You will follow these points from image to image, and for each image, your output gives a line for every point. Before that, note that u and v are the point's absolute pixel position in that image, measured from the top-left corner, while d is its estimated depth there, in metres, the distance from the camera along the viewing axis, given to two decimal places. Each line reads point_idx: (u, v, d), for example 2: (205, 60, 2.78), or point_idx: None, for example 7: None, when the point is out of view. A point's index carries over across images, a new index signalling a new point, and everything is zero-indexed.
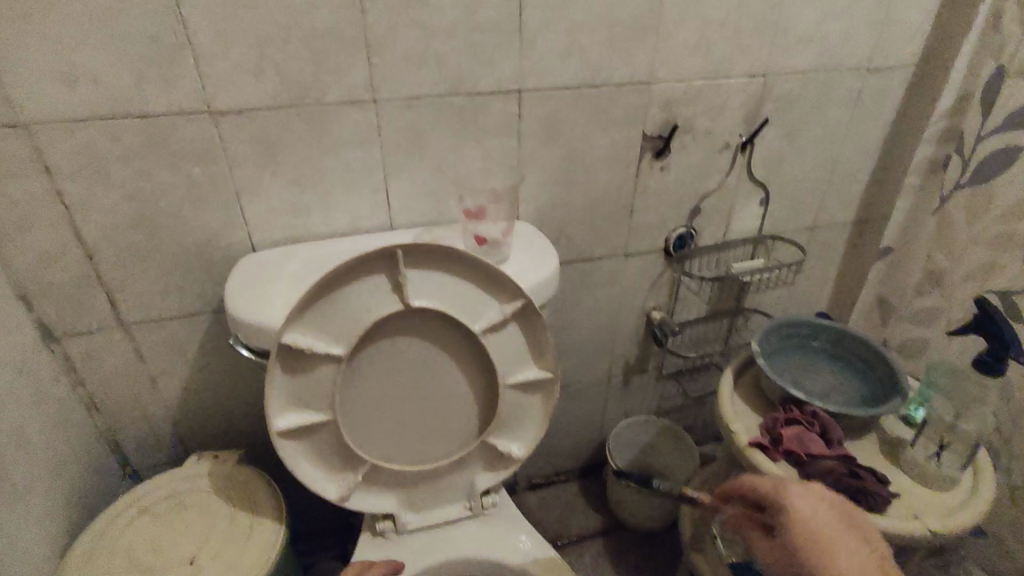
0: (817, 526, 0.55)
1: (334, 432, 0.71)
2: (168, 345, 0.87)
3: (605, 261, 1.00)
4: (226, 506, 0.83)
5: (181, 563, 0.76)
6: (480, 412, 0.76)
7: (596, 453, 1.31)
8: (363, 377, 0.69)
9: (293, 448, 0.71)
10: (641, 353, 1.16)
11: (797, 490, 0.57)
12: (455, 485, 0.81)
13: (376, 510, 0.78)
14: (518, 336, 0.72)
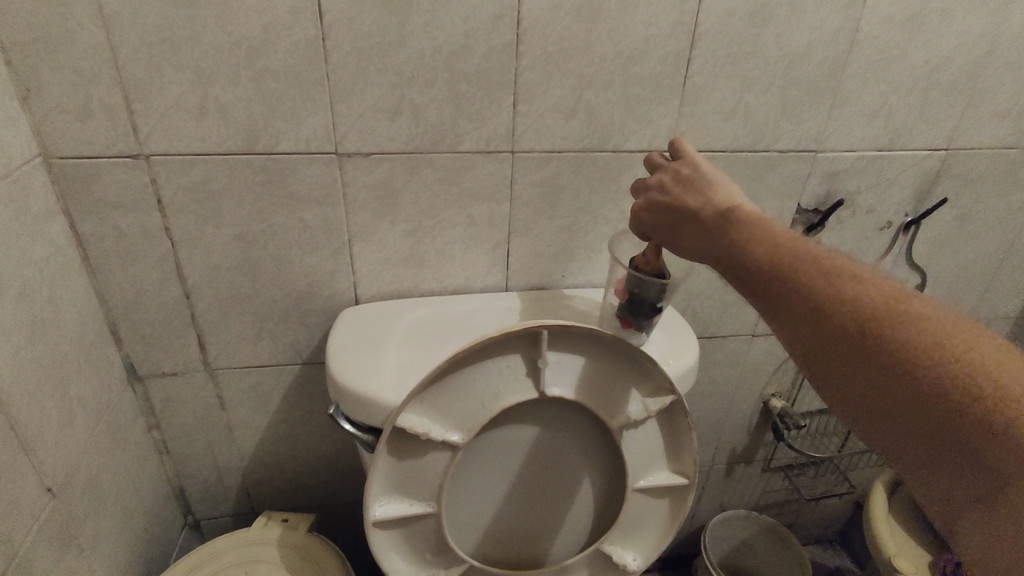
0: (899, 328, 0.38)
1: (435, 524, 0.61)
2: (253, 393, 0.80)
3: (728, 340, 0.89)
4: None
5: None
6: (596, 511, 0.66)
7: (683, 544, 1.18)
8: (475, 462, 0.60)
9: (386, 538, 0.62)
10: (750, 442, 1.03)
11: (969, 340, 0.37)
12: None
13: None
14: (655, 435, 0.62)
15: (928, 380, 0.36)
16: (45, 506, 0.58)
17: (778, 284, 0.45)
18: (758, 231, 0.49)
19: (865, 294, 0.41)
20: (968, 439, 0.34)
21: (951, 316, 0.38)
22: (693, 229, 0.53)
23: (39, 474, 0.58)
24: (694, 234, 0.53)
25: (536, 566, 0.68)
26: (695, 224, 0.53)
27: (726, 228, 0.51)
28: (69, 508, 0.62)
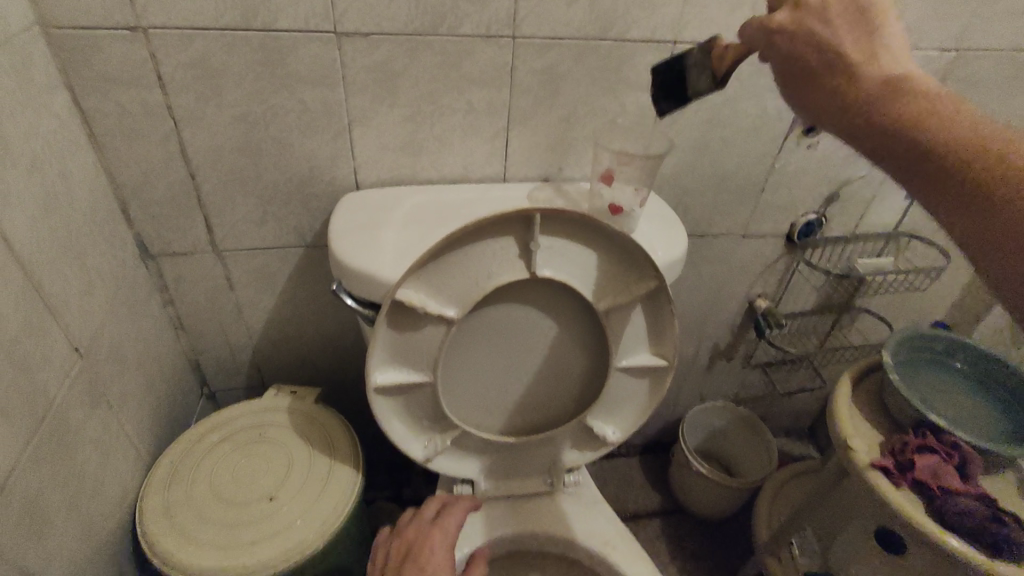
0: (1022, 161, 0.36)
1: (432, 393, 0.67)
2: (261, 274, 0.84)
3: (719, 239, 0.92)
4: (306, 446, 0.82)
5: (261, 500, 0.75)
6: (580, 389, 0.72)
7: (663, 431, 1.28)
8: (469, 339, 0.65)
9: (387, 405, 0.68)
10: (732, 339, 1.09)
11: None
12: (541, 458, 0.78)
13: (459, 473, 0.76)
14: (640, 322, 0.65)
15: None
16: (75, 366, 0.63)
17: (947, 176, 0.38)
18: (916, 96, 0.40)
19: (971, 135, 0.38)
20: None
21: None
22: (829, 87, 0.43)
23: (67, 335, 0.62)
24: (829, 96, 0.43)
25: (524, 435, 0.75)
26: (835, 81, 0.42)
27: (887, 93, 0.40)
28: (97, 369, 0.68)
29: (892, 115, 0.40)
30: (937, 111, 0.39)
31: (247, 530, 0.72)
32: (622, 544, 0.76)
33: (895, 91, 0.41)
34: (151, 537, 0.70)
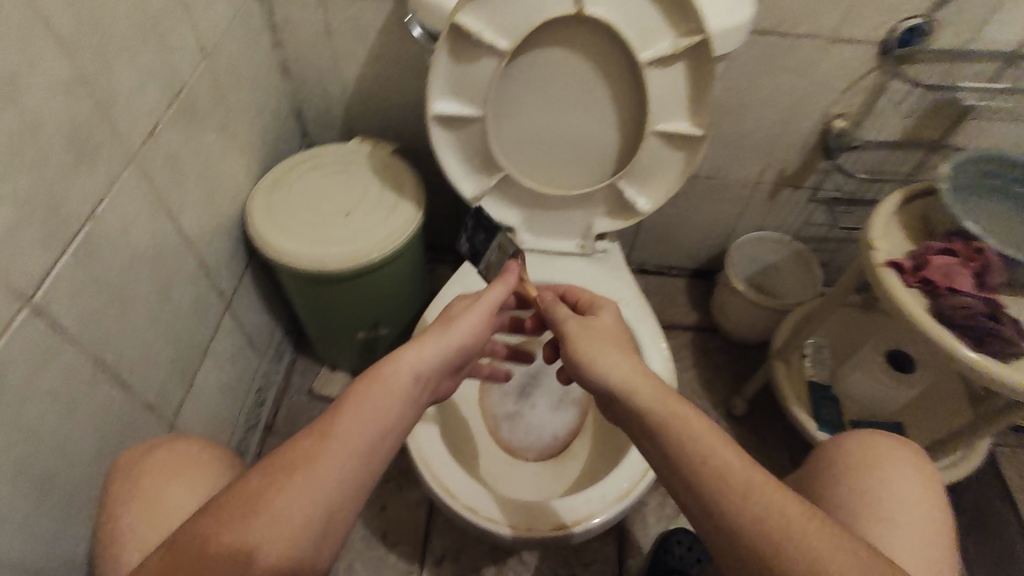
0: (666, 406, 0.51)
1: (482, 129, 0.76)
2: (354, 25, 0.93)
3: (805, 41, 0.87)
4: (379, 183, 0.95)
5: (338, 214, 0.90)
6: (618, 151, 0.78)
7: (715, 259, 1.31)
8: (520, 80, 0.72)
9: (443, 136, 0.78)
10: (803, 165, 1.06)
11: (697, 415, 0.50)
12: (574, 220, 0.87)
13: (501, 219, 0.87)
14: (681, 82, 0.69)
15: (690, 457, 0.47)
16: (199, 62, 0.77)
17: (674, 452, 0.48)
18: (652, 393, 0.53)
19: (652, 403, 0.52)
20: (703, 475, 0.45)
21: (717, 447, 0.47)
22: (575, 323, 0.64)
23: (194, 33, 0.75)
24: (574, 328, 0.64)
25: (560, 191, 0.83)
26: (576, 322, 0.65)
27: (603, 342, 0.61)
28: (216, 74, 0.82)
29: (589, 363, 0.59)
30: (673, 414, 0.50)
31: (325, 233, 0.88)
32: (633, 304, 0.86)
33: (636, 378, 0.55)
34: (253, 225, 0.88)
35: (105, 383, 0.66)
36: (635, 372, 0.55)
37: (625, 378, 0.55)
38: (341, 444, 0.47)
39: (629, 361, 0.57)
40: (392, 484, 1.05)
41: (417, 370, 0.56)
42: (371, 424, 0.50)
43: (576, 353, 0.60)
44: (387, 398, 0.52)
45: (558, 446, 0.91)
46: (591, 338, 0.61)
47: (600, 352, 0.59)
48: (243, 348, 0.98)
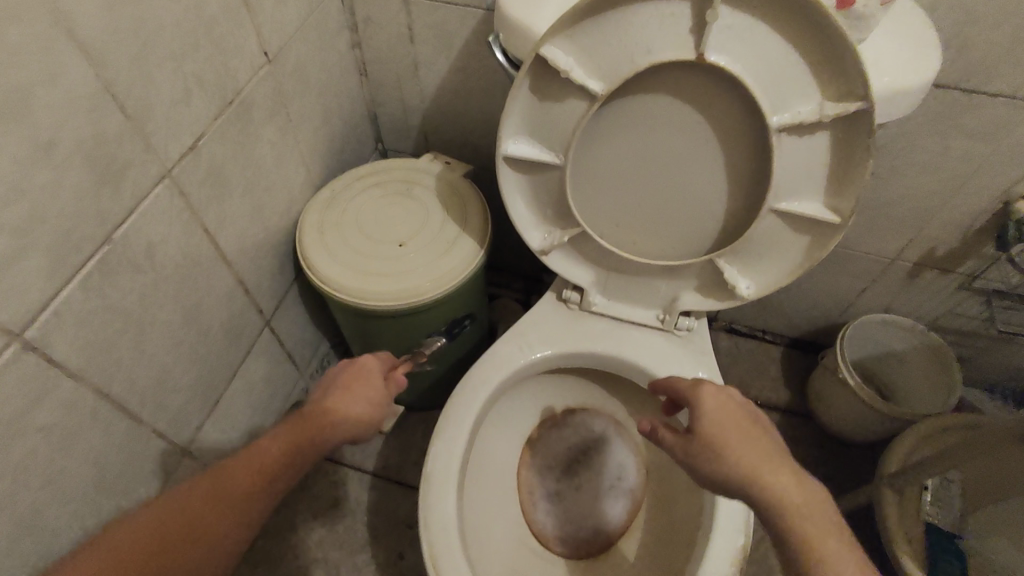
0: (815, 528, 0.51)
1: (559, 178, 0.63)
2: (440, 32, 0.83)
3: (995, 104, 0.68)
4: (443, 210, 0.85)
5: (392, 243, 0.82)
6: (722, 224, 0.63)
7: (822, 332, 1.12)
8: (611, 130, 0.58)
9: (513, 180, 0.66)
10: (959, 248, 0.86)
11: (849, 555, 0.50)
12: (657, 290, 0.74)
13: (571, 277, 0.75)
14: (822, 154, 0.53)
15: None
16: (261, 67, 0.70)
17: None
18: (803, 506, 0.53)
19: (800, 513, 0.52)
20: None
21: None
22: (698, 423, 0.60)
23: (259, 35, 0.68)
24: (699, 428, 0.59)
25: (643, 257, 0.70)
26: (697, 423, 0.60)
27: (720, 438, 0.57)
28: (281, 79, 0.74)
29: (717, 464, 0.57)
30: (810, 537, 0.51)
31: (375, 263, 0.80)
32: None
33: (776, 480, 0.54)
34: (302, 245, 0.81)
35: (109, 415, 0.61)
36: (776, 477, 0.54)
37: (764, 476, 0.54)
38: (183, 543, 0.52)
39: (762, 460, 0.56)
40: (416, 532, 0.97)
41: (269, 464, 0.58)
42: (208, 523, 0.54)
43: (701, 456, 0.58)
44: (249, 500, 0.56)
45: (599, 543, 0.79)
46: (721, 429, 0.58)
47: (728, 450, 0.56)
48: (281, 364, 0.92)
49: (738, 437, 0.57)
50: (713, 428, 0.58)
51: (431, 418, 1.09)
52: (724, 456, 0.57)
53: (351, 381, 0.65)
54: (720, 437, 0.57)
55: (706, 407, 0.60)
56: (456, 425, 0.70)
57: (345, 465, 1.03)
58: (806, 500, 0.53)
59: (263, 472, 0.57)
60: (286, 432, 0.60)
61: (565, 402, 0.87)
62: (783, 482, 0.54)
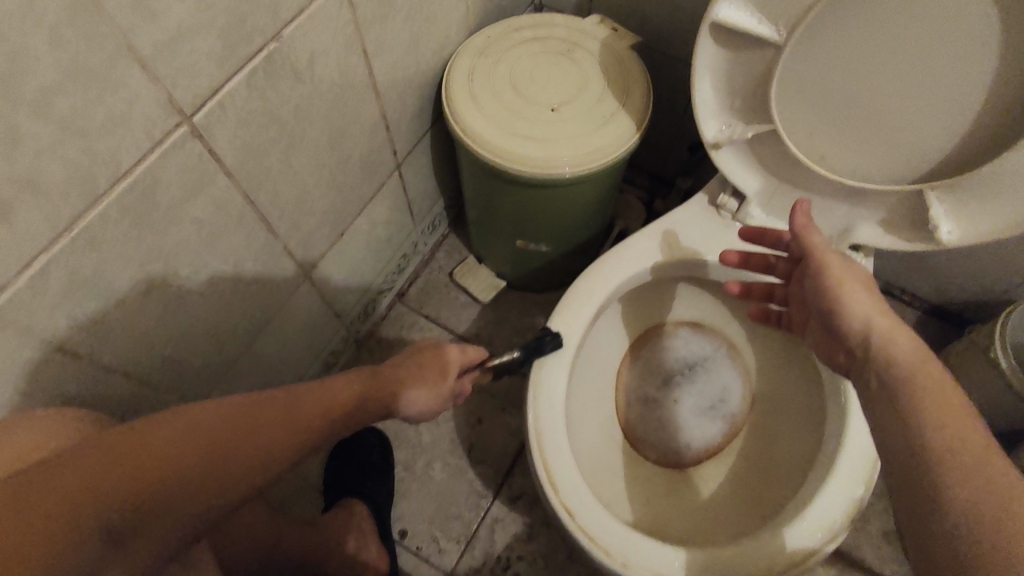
0: (919, 374, 0.46)
1: (769, 59, 0.56)
2: None
3: None
4: (603, 80, 0.77)
5: (544, 106, 0.75)
6: (950, 149, 0.54)
7: (973, 303, 1.00)
8: (862, 10, 0.49)
9: (711, 54, 0.59)
10: None
11: (955, 406, 0.44)
12: (832, 214, 0.65)
13: (737, 180, 0.67)
14: None
15: (940, 441, 0.42)
16: None
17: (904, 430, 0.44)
18: (913, 360, 0.48)
19: (907, 364, 0.48)
20: (942, 462, 0.41)
21: (968, 436, 0.42)
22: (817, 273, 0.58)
23: None
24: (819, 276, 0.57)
25: (833, 173, 0.61)
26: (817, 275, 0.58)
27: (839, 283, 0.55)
28: None
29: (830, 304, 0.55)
30: (912, 382, 0.46)
31: (523, 123, 0.74)
32: None
33: (891, 334, 0.50)
34: (450, 90, 0.76)
35: (251, 222, 0.61)
36: (892, 332, 0.50)
37: (878, 327, 0.51)
38: (192, 441, 0.41)
39: (887, 317, 0.52)
40: (496, 401, 1.00)
41: (290, 427, 0.46)
42: (201, 489, 0.41)
43: (822, 293, 0.56)
44: (239, 447, 0.43)
45: (688, 458, 0.77)
46: (848, 282, 0.55)
47: (849, 298, 0.54)
48: (400, 212, 0.91)
49: (863, 293, 0.54)
50: (837, 277, 0.56)
51: (529, 298, 1.08)
52: (839, 302, 0.54)
53: (426, 365, 0.58)
54: (842, 282, 0.55)
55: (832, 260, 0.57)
56: (580, 307, 0.67)
57: (440, 325, 1.05)
58: (920, 359, 0.48)
59: (281, 431, 0.45)
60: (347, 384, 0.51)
61: (681, 314, 0.83)
62: (899, 339, 0.50)
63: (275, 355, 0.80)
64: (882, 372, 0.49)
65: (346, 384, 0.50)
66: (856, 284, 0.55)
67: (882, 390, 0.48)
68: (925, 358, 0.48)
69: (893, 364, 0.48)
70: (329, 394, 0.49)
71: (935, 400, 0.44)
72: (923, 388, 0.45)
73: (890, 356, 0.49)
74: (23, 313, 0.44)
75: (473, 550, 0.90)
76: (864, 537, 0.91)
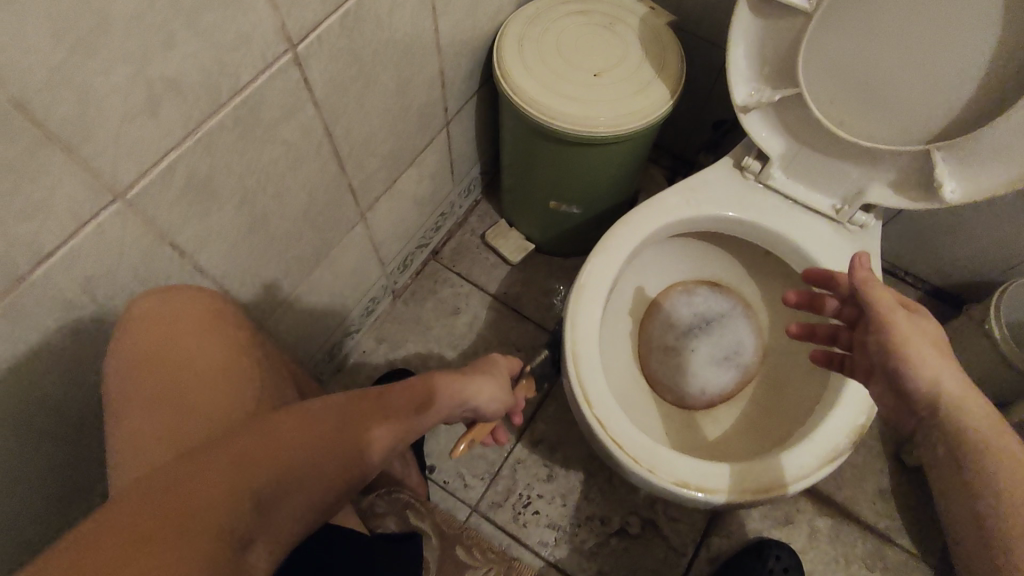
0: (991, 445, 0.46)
1: (798, 27, 0.63)
2: None
3: None
4: (641, 51, 0.84)
5: (586, 71, 0.82)
6: (954, 113, 0.61)
7: (972, 285, 1.07)
8: None
9: (746, 23, 0.66)
10: None
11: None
12: (846, 176, 0.72)
13: (761, 142, 0.74)
14: None
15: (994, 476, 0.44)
16: None
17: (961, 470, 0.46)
18: (985, 423, 0.47)
19: (981, 430, 0.47)
20: (993, 495, 0.44)
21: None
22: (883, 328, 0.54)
23: None
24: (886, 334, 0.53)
25: (850, 135, 0.68)
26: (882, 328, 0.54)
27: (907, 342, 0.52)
28: None
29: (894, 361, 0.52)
30: (986, 443, 0.46)
31: (567, 86, 0.81)
32: None
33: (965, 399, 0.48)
34: (502, 53, 0.83)
35: (326, 154, 0.68)
36: (965, 395, 0.49)
37: (946, 391, 0.49)
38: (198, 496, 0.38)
39: (959, 376, 0.50)
40: (522, 354, 1.07)
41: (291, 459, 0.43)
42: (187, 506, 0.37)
43: (885, 345, 0.53)
44: (260, 477, 0.41)
45: (702, 401, 0.84)
46: (922, 341, 0.52)
47: (919, 358, 0.51)
48: (443, 170, 0.99)
49: (935, 351, 0.51)
50: (906, 333, 0.52)
51: (555, 262, 1.15)
52: (907, 358, 0.51)
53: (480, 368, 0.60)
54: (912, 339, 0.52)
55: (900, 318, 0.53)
56: (613, 250, 0.74)
57: (471, 282, 1.12)
58: (993, 426, 0.47)
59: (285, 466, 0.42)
60: (383, 407, 0.49)
61: (701, 272, 0.90)
62: (974, 407, 0.48)
63: (326, 291, 0.87)
64: (955, 436, 0.48)
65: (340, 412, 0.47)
66: (926, 342, 0.51)
67: (950, 453, 0.48)
68: (998, 423, 0.47)
69: (969, 429, 0.47)
70: (332, 420, 0.46)
71: (996, 455, 0.45)
72: (992, 451, 0.45)
73: (960, 419, 0.48)
74: (151, 203, 0.51)
75: (497, 486, 0.97)
76: (860, 493, 0.97)
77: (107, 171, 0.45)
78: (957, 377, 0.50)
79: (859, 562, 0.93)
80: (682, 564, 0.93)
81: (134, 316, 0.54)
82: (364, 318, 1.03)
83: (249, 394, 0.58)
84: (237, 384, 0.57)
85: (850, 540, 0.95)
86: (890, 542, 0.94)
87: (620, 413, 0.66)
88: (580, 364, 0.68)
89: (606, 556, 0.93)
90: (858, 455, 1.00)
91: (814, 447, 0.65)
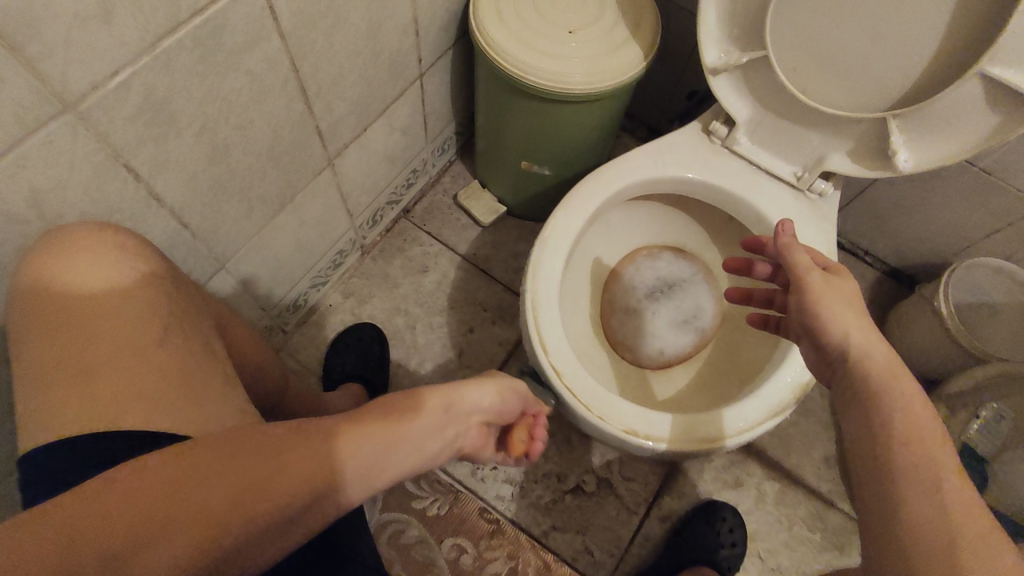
0: (889, 384, 0.47)
1: None
2: None
3: None
4: (617, 12, 0.84)
5: (561, 28, 0.82)
6: (910, 83, 0.62)
7: (926, 266, 1.10)
8: None
9: None
10: None
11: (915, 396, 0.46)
12: (807, 143, 0.74)
13: (727, 106, 0.75)
14: None
15: (888, 398, 0.46)
16: None
17: (858, 397, 0.48)
18: (886, 363, 0.49)
19: (883, 371, 0.48)
20: (885, 413, 0.46)
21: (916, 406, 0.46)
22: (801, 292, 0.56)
23: None
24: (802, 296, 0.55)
25: (812, 102, 0.70)
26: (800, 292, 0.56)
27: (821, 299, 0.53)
28: None
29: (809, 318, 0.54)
30: (883, 381, 0.48)
31: (541, 41, 0.81)
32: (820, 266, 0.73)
33: (868, 345, 0.50)
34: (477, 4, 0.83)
35: (292, 91, 0.67)
36: (868, 340, 0.50)
37: (852, 339, 0.50)
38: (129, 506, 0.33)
39: (866, 323, 0.51)
40: (487, 315, 1.08)
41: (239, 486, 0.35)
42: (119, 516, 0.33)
43: (799, 303, 0.55)
44: (194, 493, 0.34)
45: (659, 362, 0.86)
46: (835, 297, 0.53)
47: (830, 313, 0.52)
48: (416, 125, 0.98)
49: (847, 307, 0.52)
50: (820, 293, 0.54)
51: (525, 227, 1.15)
52: (817, 312, 0.53)
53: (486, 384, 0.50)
54: (825, 297, 0.54)
55: (817, 283, 0.55)
56: (577, 204, 0.75)
57: (441, 242, 1.12)
58: (892, 370, 0.48)
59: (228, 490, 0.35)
60: (273, 441, 0.37)
61: (667, 238, 0.92)
62: (880, 353, 0.49)
63: (291, 237, 0.86)
64: (856, 373, 0.49)
65: (310, 438, 0.37)
66: (839, 300, 0.53)
67: (851, 386, 0.49)
68: (896, 368, 0.48)
69: (869, 370, 0.49)
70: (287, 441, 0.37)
71: (894, 386, 0.47)
72: (890, 387, 0.47)
73: (862, 361, 0.49)
74: (105, 118, 0.50)
75: None
76: (807, 461, 1.01)
77: (57, 78, 0.44)
78: (869, 331, 0.51)
79: (800, 524, 0.97)
80: (634, 523, 0.96)
81: (58, 237, 0.52)
82: (331, 271, 1.03)
83: (161, 366, 0.52)
84: (156, 351, 0.52)
85: (794, 504, 0.98)
86: (832, 507, 0.98)
87: (576, 365, 0.67)
88: (540, 322, 0.68)
89: (560, 513, 0.95)
90: (807, 424, 1.03)
91: (758, 404, 0.67)
